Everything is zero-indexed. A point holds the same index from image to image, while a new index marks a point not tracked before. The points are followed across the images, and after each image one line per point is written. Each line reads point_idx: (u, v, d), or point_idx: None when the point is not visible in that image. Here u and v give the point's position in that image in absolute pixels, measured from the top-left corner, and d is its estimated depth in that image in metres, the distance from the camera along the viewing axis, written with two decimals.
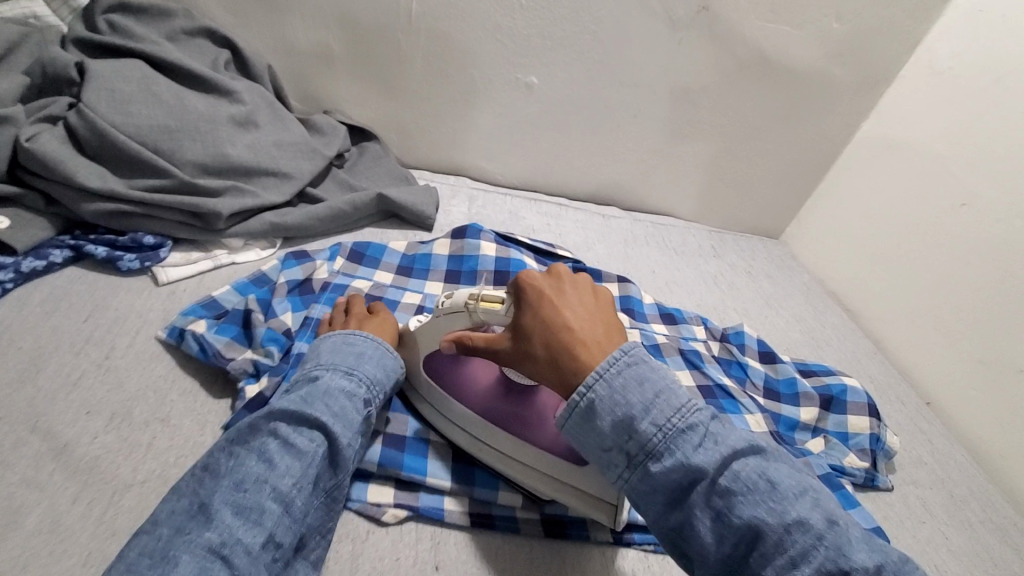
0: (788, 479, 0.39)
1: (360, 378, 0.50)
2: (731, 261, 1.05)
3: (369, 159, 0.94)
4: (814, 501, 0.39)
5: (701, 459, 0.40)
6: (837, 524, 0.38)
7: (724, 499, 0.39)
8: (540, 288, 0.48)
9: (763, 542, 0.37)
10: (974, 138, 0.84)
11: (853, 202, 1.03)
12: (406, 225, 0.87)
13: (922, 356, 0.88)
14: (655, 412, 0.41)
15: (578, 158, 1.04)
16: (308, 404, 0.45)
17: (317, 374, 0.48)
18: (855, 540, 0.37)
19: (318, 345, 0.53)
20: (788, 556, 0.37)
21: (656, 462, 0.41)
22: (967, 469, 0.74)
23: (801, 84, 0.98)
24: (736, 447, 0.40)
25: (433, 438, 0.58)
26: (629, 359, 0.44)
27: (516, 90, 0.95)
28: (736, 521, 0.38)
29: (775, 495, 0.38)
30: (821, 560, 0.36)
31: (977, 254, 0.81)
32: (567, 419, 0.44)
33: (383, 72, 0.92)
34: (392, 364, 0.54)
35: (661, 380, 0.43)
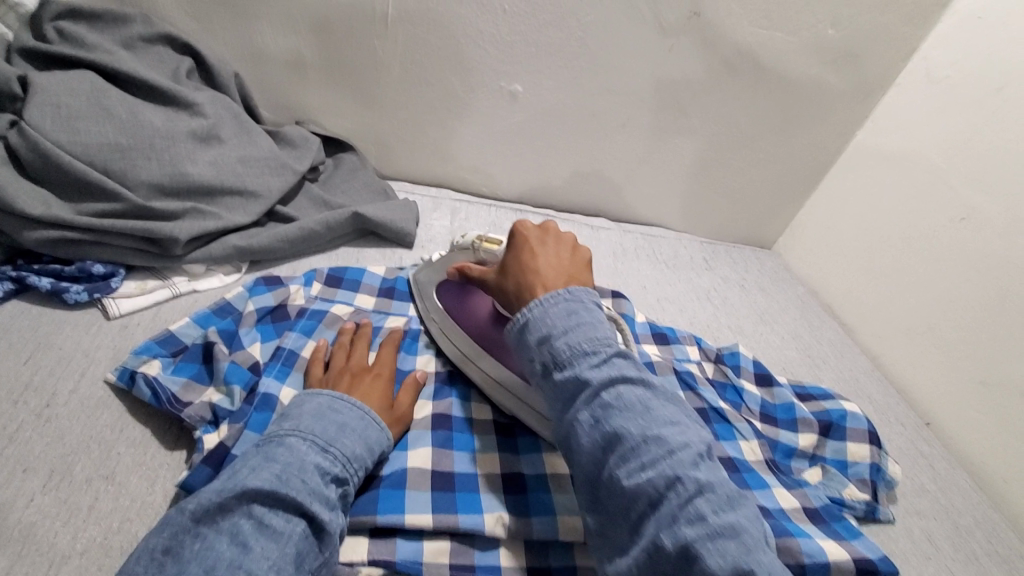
0: (667, 411, 0.41)
1: (337, 455, 0.45)
2: (724, 274, 1.02)
3: (346, 171, 0.90)
4: (682, 430, 0.40)
5: (592, 373, 0.42)
6: (698, 452, 0.39)
7: (602, 410, 0.41)
8: (528, 236, 0.55)
9: (622, 448, 0.39)
10: (974, 149, 0.81)
11: (848, 212, 1.01)
12: (384, 243, 0.83)
13: (920, 374, 0.85)
14: (572, 336, 0.44)
15: (565, 168, 1.00)
16: (284, 481, 0.40)
17: (293, 442, 0.44)
18: (703, 462, 0.38)
19: (305, 406, 0.49)
20: (638, 463, 0.38)
21: (560, 371, 0.43)
22: (970, 495, 0.71)
23: (795, 91, 0.94)
24: (627, 373, 0.42)
25: (411, 468, 0.54)
26: (566, 295, 0.47)
27: (499, 98, 0.90)
28: (606, 429, 0.40)
29: (646, 416, 0.40)
30: (664, 467, 0.37)
31: (978, 270, 0.78)
32: (509, 331, 0.48)
33: (358, 80, 0.87)
34: (376, 437, 0.50)
35: (588, 316, 0.45)
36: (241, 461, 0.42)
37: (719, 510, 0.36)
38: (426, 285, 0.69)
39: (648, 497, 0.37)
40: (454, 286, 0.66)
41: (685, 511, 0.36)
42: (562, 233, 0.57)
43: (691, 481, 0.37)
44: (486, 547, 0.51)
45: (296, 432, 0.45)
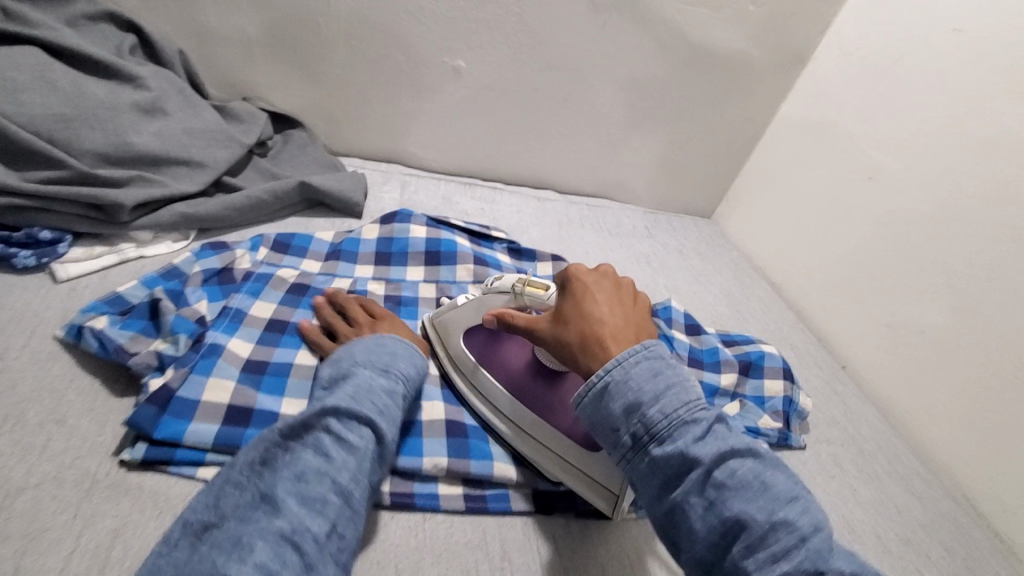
0: (784, 485, 0.38)
1: (396, 381, 0.51)
2: (664, 241, 1.08)
3: (295, 147, 0.92)
4: (805, 508, 0.37)
5: (699, 450, 0.40)
6: (827, 535, 0.36)
7: (716, 490, 0.38)
8: (588, 282, 0.52)
9: (748, 536, 0.36)
10: (877, 115, 0.89)
11: (775, 179, 1.08)
12: (334, 213, 0.86)
13: (837, 324, 0.92)
14: (665, 402, 0.42)
15: (511, 143, 1.04)
16: (357, 403, 0.45)
17: (359, 372, 0.49)
18: (839, 550, 0.35)
19: (356, 349, 0.53)
20: (769, 552, 0.35)
21: (659, 445, 0.41)
22: (876, 426, 0.79)
23: (723, 66, 1.01)
24: (735, 446, 0.40)
25: None
26: (646, 353, 0.45)
27: (443, 74, 0.94)
28: (725, 513, 0.37)
29: (767, 495, 0.38)
30: (802, 559, 0.35)
31: (883, 223, 0.86)
32: (583, 396, 0.45)
33: (304, 57, 0.89)
34: (420, 364, 0.57)
35: (675, 376, 0.44)
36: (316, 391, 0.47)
37: None
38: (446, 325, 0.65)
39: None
40: (485, 333, 0.64)
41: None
42: (619, 279, 0.55)
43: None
44: (425, 479, 0.54)
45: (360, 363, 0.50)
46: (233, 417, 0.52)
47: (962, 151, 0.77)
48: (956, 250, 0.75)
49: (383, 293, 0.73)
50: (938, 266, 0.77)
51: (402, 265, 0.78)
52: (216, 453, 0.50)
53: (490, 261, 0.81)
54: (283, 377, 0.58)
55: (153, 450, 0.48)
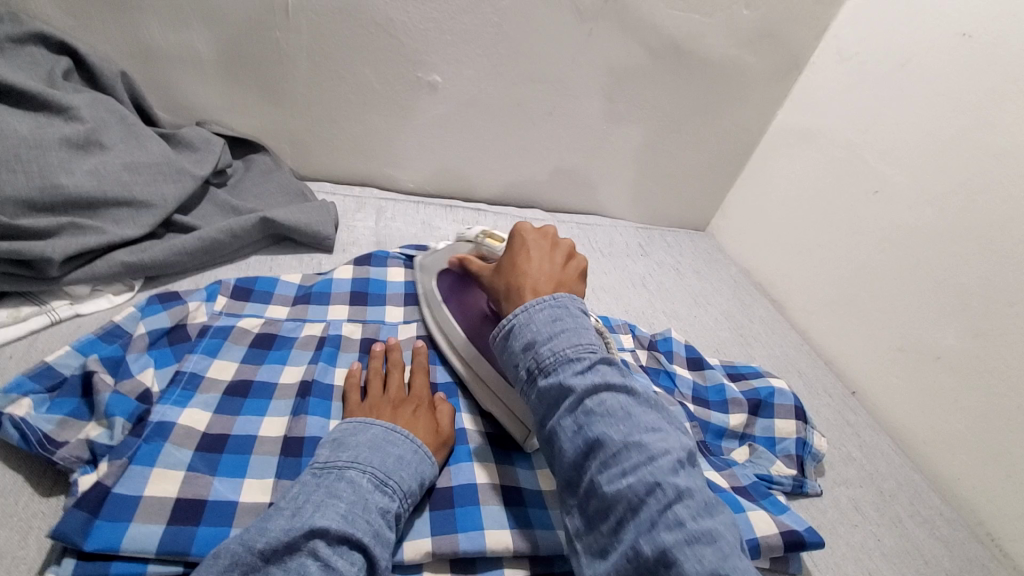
0: (649, 418, 0.41)
1: (395, 490, 0.45)
2: (659, 259, 1.02)
3: (257, 174, 0.84)
4: (663, 437, 0.40)
5: (575, 381, 0.42)
6: (678, 458, 0.39)
7: (585, 416, 0.41)
8: (526, 239, 0.56)
9: (603, 453, 0.39)
10: (880, 125, 0.84)
11: (773, 191, 1.02)
12: (300, 248, 0.78)
13: (844, 347, 0.87)
14: (557, 342, 0.45)
15: (494, 160, 0.97)
16: (350, 521, 0.40)
17: (354, 476, 0.44)
18: (682, 469, 0.38)
19: (360, 436, 0.48)
20: (620, 467, 0.38)
21: (545, 378, 0.44)
22: (893, 460, 0.74)
23: (717, 73, 0.95)
24: (612, 381, 0.42)
25: None
26: (553, 303, 0.48)
27: (417, 89, 0.86)
28: (588, 434, 0.40)
29: (628, 422, 0.40)
30: (644, 473, 0.37)
31: (892, 241, 0.81)
32: (495, 338, 0.49)
33: (262, 75, 0.81)
34: (429, 472, 0.50)
35: (573, 324, 0.46)
36: (302, 495, 0.42)
37: (698, 517, 0.35)
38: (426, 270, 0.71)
39: (627, 502, 0.37)
40: (455, 277, 0.68)
41: (664, 516, 0.35)
42: (561, 241, 0.58)
43: (671, 487, 0.36)
44: (408, 569, 0.47)
45: (356, 463, 0.45)
46: (181, 513, 0.44)
47: (976, 164, 0.71)
48: (975, 271, 0.70)
49: (359, 339, 0.65)
50: (953, 288, 0.72)
51: (378, 307, 0.71)
52: (160, 562, 0.42)
53: None
54: (244, 455, 0.50)
55: (83, 567, 0.40)
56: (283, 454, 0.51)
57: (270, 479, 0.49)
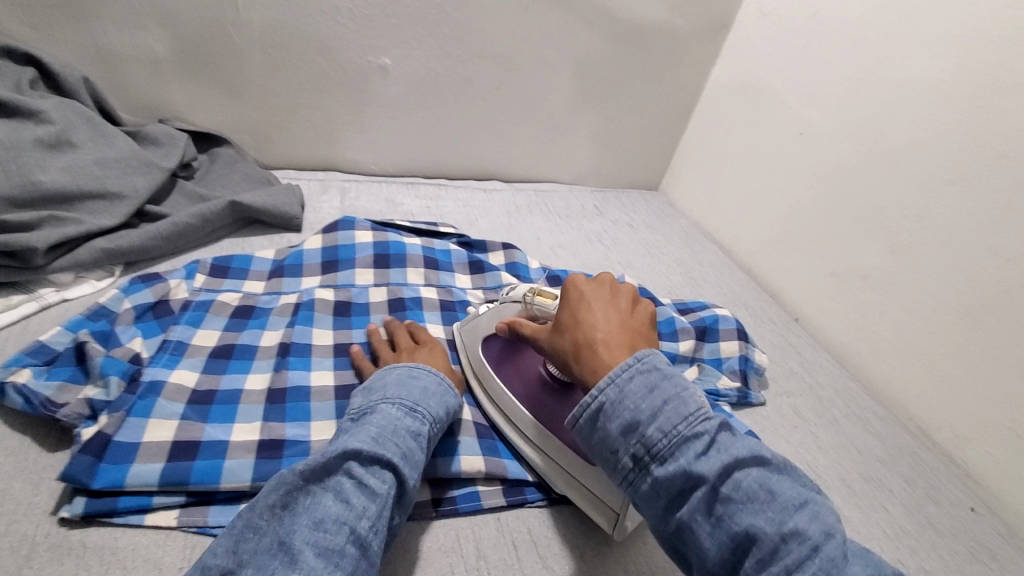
0: (789, 490, 0.38)
1: (422, 417, 0.50)
2: (614, 217, 1.09)
3: (223, 165, 0.88)
4: (814, 513, 0.37)
5: (702, 465, 0.39)
6: (839, 538, 0.35)
7: (722, 507, 0.38)
8: (583, 290, 0.54)
9: (758, 549, 0.36)
10: (800, 72, 0.91)
11: (713, 145, 1.10)
12: (271, 230, 0.83)
13: (785, 279, 0.95)
14: (665, 418, 0.41)
15: (450, 137, 1.02)
16: (380, 444, 0.44)
17: (384, 408, 0.48)
18: (853, 554, 0.35)
19: (386, 377, 0.53)
20: (782, 564, 0.35)
21: (661, 465, 0.40)
22: (831, 372, 0.82)
23: (650, 38, 1.01)
24: (739, 456, 0.39)
25: (319, 391, 0.58)
26: (641, 365, 0.44)
27: (370, 73, 0.91)
28: (733, 528, 0.37)
29: (774, 506, 0.37)
30: (815, 569, 0.34)
31: (817, 176, 0.88)
32: (578, 420, 0.45)
33: (220, 70, 0.85)
34: (452, 402, 0.55)
35: (672, 389, 0.42)
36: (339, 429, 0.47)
37: None
38: (466, 334, 0.68)
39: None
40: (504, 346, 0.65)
41: None
42: (619, 286, 0.56)
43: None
44: None
45: (384, 399, 0.49)
46: (179, 452, 0.49)
47: (882, 97, 0.79)
48: (886, 193, 0.78)
49: (333, 301, 0.70)
50: (870, 210, 0.80)
51: (350, 270, 0.75)
52: (164, 494, 0.47)
53: (442, 259, 0.81)
54: (232, 404, 0.55)
55: (94, 502, 0.45)
56: (269, 402, 0.56)
57: (258, 422, 0.54)
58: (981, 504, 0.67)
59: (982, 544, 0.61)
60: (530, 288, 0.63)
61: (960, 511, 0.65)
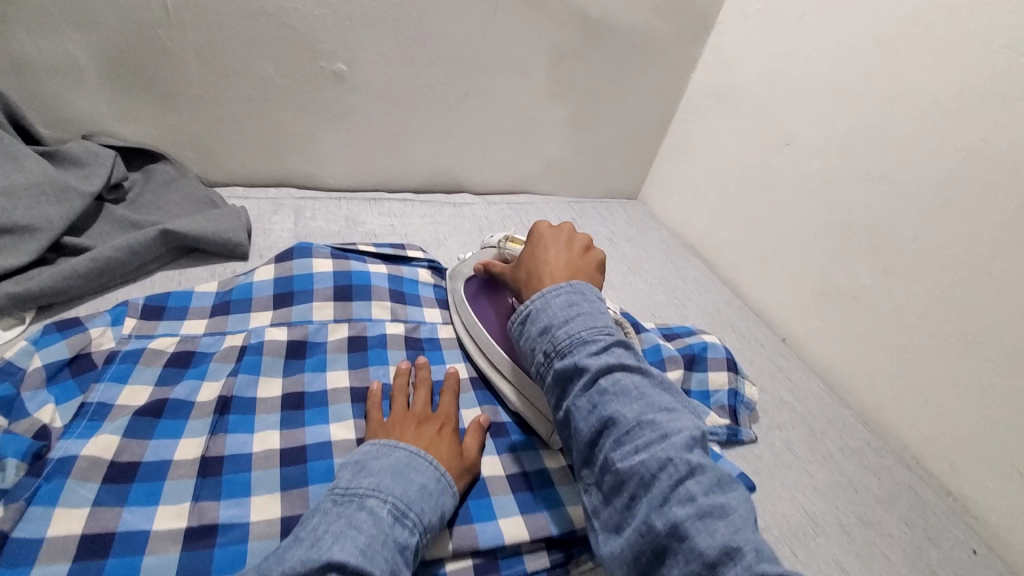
0: (662, 398, 0.43)
1: (415, 523, 0.43)
2: (592, 231, 1.03)
3: (159, 185, 0.79)
4: (677, 417, 0.42)
5: (590, 361, 0.44)
6: (691, 436, 0.41)
7: (599, 396, 0.43)
8: (539, 229, 0.59)
9: (617, 431, 0.41)
10: (786, 79, 0.86)
11: (694, 153, 1.04)
12: (213, 258, 0.74)
13: (771, 297, 0.90)
14: (572, 325, 0.47)
15: (415, 148, 0.95)
16: (367, 557, 0.38)
17: (374, 505, 0.42)
18: (697, 448, 0.40)
19: (382, 461, 0.47)
20: (633, 445, 0.40)
21: (561, 359, 0.46)
22: (823, 399, 0.78)
23: (628, 40, 0.95)
24: (625, 363, 0.45)
25: (261, 457, 0.51)
26: (569, 289, 0.50)
27: (324, 80, 0.83)
28: (602, 413, 0.42)
29: (641, 402, 0.42)
30: (657, 450, 0.39)
31: (805, 190, 0.83)
32: (511, 323, 0.52)
33: (152, 79, 0.76)
34: (449, 504, 0.47)
35: (588, 308, 0.49)
36: (320, 521, 0.41)
37: (709, 492, 0.37)
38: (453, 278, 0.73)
39: (640, 476, 0.39)
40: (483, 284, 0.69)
41: (675, 491, 0.37)
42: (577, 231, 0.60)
43: (682, 463, 0.38)
44: None
45: (375, 492, 0.43)
46: (87, 550, 0.42)
47: (873, 108, 0.74)
48: (878, 211, 0.74)
49: (285, 343, 0.62)
50: (861, 228, 0.76)
51: (306, 304, 0.67)
52: None
53: (408, 290, 0.74)
54: (157, 481, 0.48)
55: None
56: (201, 476, 0.49)
57: (186, 503, 0.47)
58: (982, 544, 0.64)
59: None
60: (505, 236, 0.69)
61: (961, 554, 0.61)
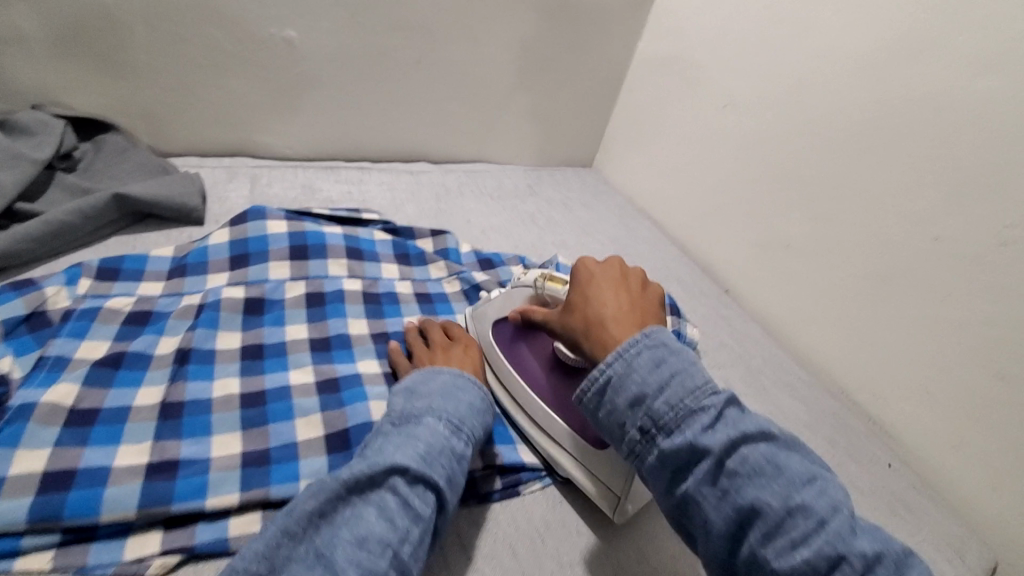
0: (795, 466, 0.41)
1: (467, 436, 0.47)
2: (547, 196, 1.07)
3: (111, 155, 0.78)
4: (820, 490, 0.40)
5: (709, 439, 0.41)
6: (843, 514, 0.39)
7: (730, 479, 0.40)
8: (595, 276, 0.55)
9: (765, 523, 0.39)
10: (721, 44, 0.91)
11: (642, 120, 1.09)
12: (169, 224, 0.75)
13: (714, 253, 0.96)
14: (669, 392, 0.44)
15: (371, 117, 0.96)
16: (428, 463, 0.43)
17: (430, 421, 0.46)
18: (857, 529, 0.38)
19: (431, 384, 0.50)
20: (787, 538, 0.38)
21: (669, 437, 0.43)
22: (761, 342, 0.84)
23: (575, 9, 0.98)
24: (746, 431, 0.42)
25: (222, 400, 0.54)
26: (650, 343, 0.47)
27: (275, 48, 0.84)
28: (739, 502, 0.40)
29: (780, 481, 0.40)
30: (818, 543, 0.37)
31: (741, 148, 0.88)
32: (588, 395, 0.47)
33: (100, 46, 0.75)
34: (490, 420, 0.52)
35: (680, 364, 0.45)
36: (382, 435, 0.45)
37: None
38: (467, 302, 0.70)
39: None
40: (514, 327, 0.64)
41: None
42: (631, 273, 0.57)
43: (857, 557, 0.36)
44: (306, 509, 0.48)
45: (431, 409, 0.47)
46: (52, 485, 0.44)
47: (799, 67, 0.79)
48: (806, 163, 0.79)
49: (243, 298, 0.64)
50: (791, 181, 0.81)
51: (262, 264, 0.69)
52: (35, 534, 0.42)
53: (366, 248, 0.76)
54: (118, 424, 0.49)
55: None
56: (162, 419, 0.51)
57: (148, 442, 0.49)
58: (899, 459, 0.70)
59: (900, 498, 0.65)
60: (539, 273, 0.64)
61: (879, 468, 0.68)
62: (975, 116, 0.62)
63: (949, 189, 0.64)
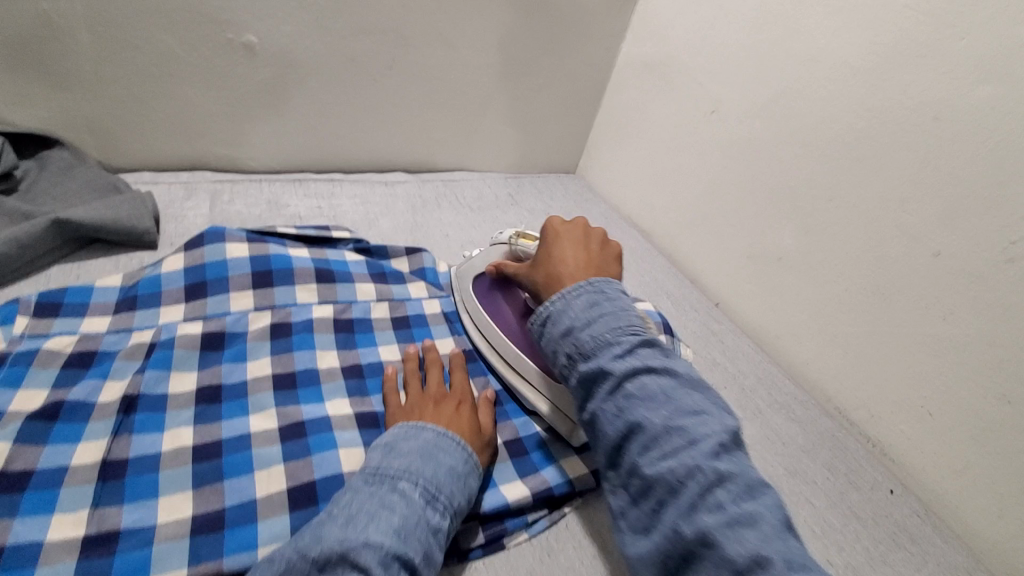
0: (689, 399, 0.43)
1: (445, 505, 0.43)
2: (529, 206, 1.02)
3: (55, 173, 0.72)
4: (706, 420, 0.42)
5: (615, 364, 0.45)
6: (720, 442, 0.41)
7: (625, 399, 0.44)
8: (560, 231, 0.59)
9: (644, 437, 0.42)
10: (708, 46, 0.87)
11: (627, 125, 1.05)
12: (119, 249, 0.69)
13: (702, 264, 0.92)
14: (595, 326, 0.48)
15: (341, 126, 0.91)
16: (402, 539, 0.39)
17: (405, 487, 0.42)
18: (727, 453, 0.40)
19: (411, 443, 0.46)
20: (659, 451, 0.41)
21: (585, 362, 0.47)
22: (753, 359, 0.81)
23: (556, 10, 0.93)
24: (650, 364, 0.45)
25: (173, 455, 0.49)
26: (590, 289, 0.51)
27: (233, 54, 0.78)
28: (629, 418, 0.43)
29: (669, 407, 0.43)
30: (685, 458, 0.40)
31: (731, 156, 0.85)
32: (533, 324, 0.53)
33: (36, 55, 0.68)
34: (475, 484, 0.47)
35: (610, 308, 0.49)
36: (353, 502, 0.41)
37: (740, 500, 0.38)
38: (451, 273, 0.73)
39: (667, 483, 0.40)
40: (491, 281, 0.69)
41: (704, 500, 0.38)
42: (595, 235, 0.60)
43: (710, 472, 0.39)
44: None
45: (406, 474, 0.43)
46: None
47: (790, 72, 0.76)
48: (797, 173, 0.76)
49: (198, 334, 0.58)
50: (782, 192, 0.78)
51: (222, 293, 0.63)
52: None
53: (337, 269, 0.71)
54: (52, 489, 0.44)
55: None
56: (103, 480, 0.46)
57: (86, 510, 0.44)
58: (899, 484, 0.68)
59: (901, 527, 0.62)
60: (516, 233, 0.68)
61: (879, 495, 0.66)
62: (976, 127, 0.59)
63: (949, 204, 0.61)
